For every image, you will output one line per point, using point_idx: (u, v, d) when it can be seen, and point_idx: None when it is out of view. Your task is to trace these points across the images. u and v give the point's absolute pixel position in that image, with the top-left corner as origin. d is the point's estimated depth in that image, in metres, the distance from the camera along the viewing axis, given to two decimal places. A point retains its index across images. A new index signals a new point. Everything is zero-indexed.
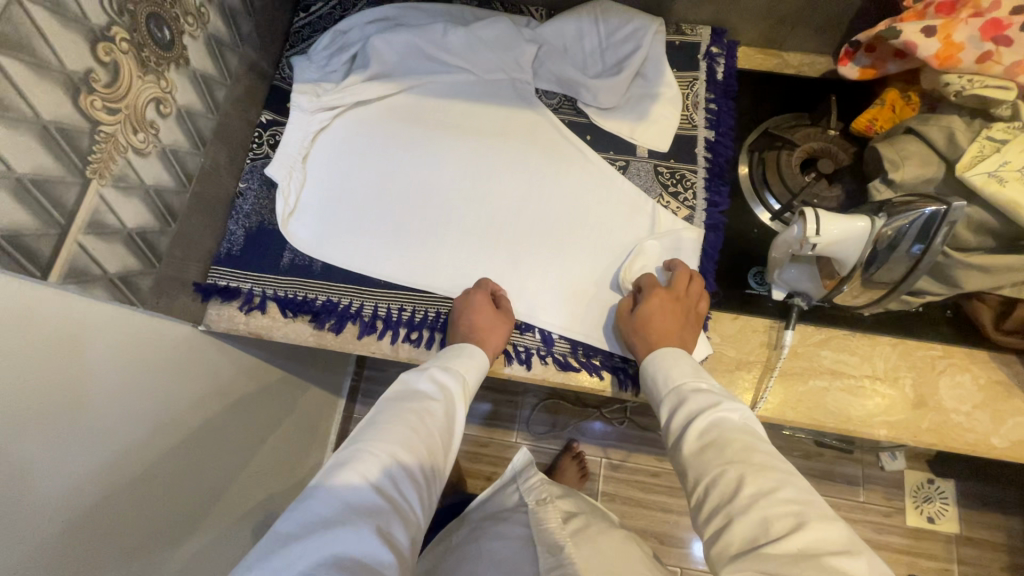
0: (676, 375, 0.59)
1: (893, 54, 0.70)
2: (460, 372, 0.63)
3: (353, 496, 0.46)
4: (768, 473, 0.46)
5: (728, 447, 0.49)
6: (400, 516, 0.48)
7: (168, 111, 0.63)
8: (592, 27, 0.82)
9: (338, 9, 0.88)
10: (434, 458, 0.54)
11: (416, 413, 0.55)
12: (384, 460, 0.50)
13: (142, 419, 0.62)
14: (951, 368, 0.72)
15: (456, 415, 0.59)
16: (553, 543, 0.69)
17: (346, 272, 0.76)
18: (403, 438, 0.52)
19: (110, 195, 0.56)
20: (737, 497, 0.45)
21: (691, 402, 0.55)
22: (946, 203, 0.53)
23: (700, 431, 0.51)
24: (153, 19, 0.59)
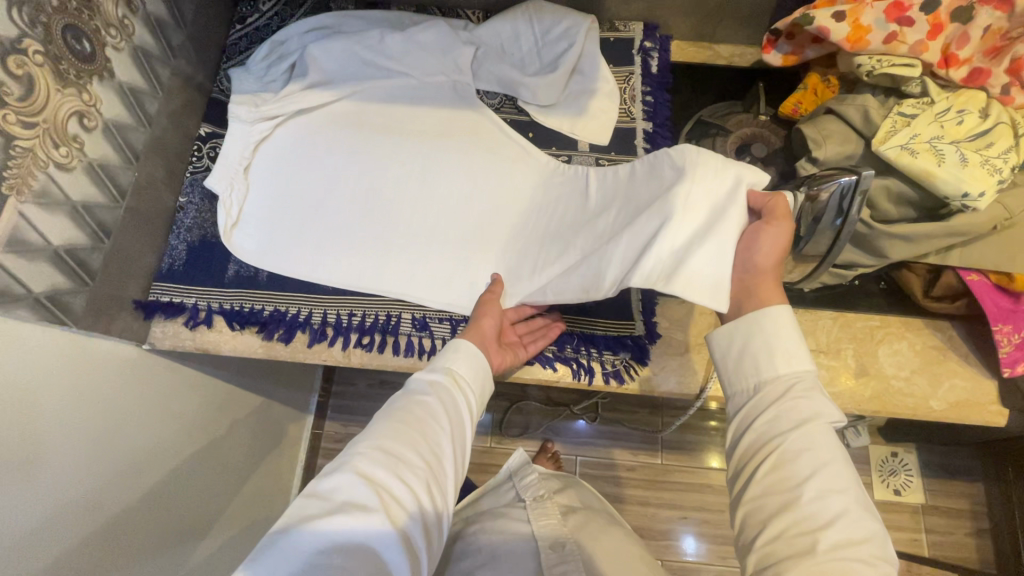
0: (788, 370, 0.52)
1: (811, 40, 0.74)
2: (457, 360, 0.60)
3: (351, 490, 0.45)
4: (863, 523, 0.45)
5: (822, 478, 0.46)
6: (404, 509, 0.47)
7: (94, 125, 0.62)
8: (528, 27, 0.83)
9: (274, 19, 0.88)
10: (439, 447, 0.52)
11: (411, 407, 0.53)
12: (378, 454, 0.48)
13: (86, 445, 0.60)
14: (889, 337, 0.75)
15: (461, 404, 0.56)
16: (557, 539, 0.68)
17: (293, 281, 0.75)
18: (397, 433, 0.51)
19: (32, 213, 0.55)
20: (822, 535, 0.44)
21: (798, 405, 0.50)
22: (857, 173, 0.56)
23: (798, 440, 0.48)
24: (71, 30, 0.57)
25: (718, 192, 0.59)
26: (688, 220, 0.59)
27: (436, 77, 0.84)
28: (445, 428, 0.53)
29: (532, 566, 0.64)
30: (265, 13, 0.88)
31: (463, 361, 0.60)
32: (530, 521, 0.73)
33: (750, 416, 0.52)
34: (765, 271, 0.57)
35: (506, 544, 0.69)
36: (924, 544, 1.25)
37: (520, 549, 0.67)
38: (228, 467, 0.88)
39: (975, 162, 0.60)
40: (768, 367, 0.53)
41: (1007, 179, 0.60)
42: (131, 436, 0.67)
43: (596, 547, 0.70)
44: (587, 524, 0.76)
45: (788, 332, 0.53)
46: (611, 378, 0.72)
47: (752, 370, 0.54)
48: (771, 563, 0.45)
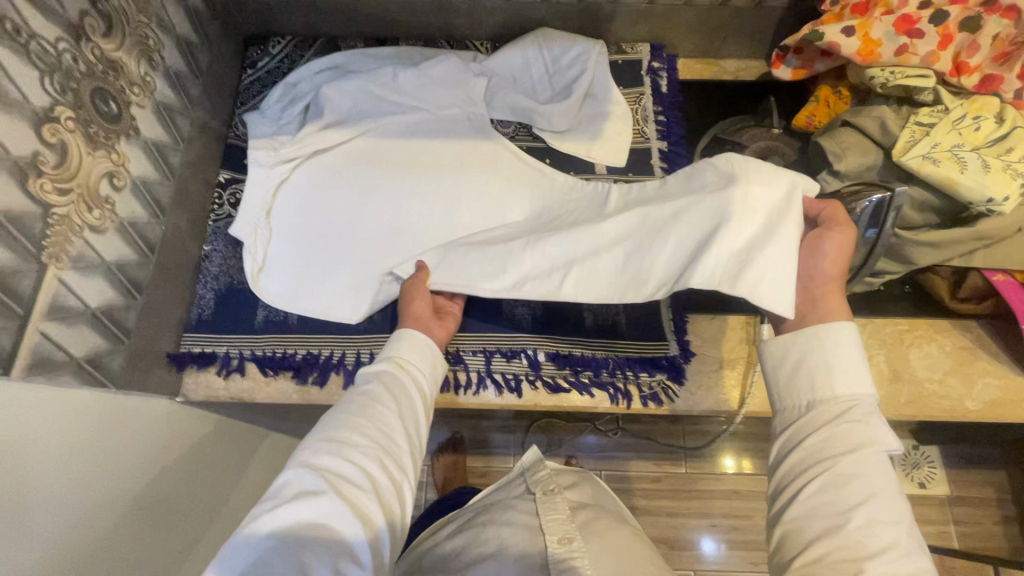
0: (850, 393, 0.50)
1: (820, 53, 0.75)
2: (403, 344, 0.60)
3: (298, 480, 0.46)
4: (912, 557, 0.43)
5: (872, 507, 0.45)
6: (357, 486, 0.47)
7: (123, 184, 0.62)
8: (538, 55, 0.84)
9: (285, 61, 0.88)
10: (388, 424, 0.52)
11: (356, 397, 0.54)
12: (323, 444, 0.49)
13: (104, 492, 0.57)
14: (919, 340, 0.75)
15: (408, 383, 0.57)
16: (564, 531, 0.62)
17: (325, 323, 0.75)
18: (342, 422, 0.51)
19: (70, 278, 0.54)
20: (867, 563, 0.42)
21: (854, 430, 0.48)
22: (889, 190, 0.58)
23: (850, 466, 0.46)
24: (99, 93, 0.57)
25: (773, 198, 0.60)
26: (744, 220, 0.59)
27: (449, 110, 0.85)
28: (394, 406, 0.53)
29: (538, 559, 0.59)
30: (275, 56, 0.88)
31: (408, 346, 0.60)
32: (538, 513, 0.66)
33: (797, 435, 0.51)
34: (833, 278, 0.56)
35: (512, 541, 0.62)
36: (953, 536, 1.26)
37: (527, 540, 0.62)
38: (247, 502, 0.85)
39: (997, 168, 0.61)
40: (828, 386, 0.51)
41: None
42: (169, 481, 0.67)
43: (598, 543, 0.63)
44: (595, 520, 0.68)
45: (855, 354, 0.51)
46: (649, 401, 0.73)
47: (807, 387, 0.52)
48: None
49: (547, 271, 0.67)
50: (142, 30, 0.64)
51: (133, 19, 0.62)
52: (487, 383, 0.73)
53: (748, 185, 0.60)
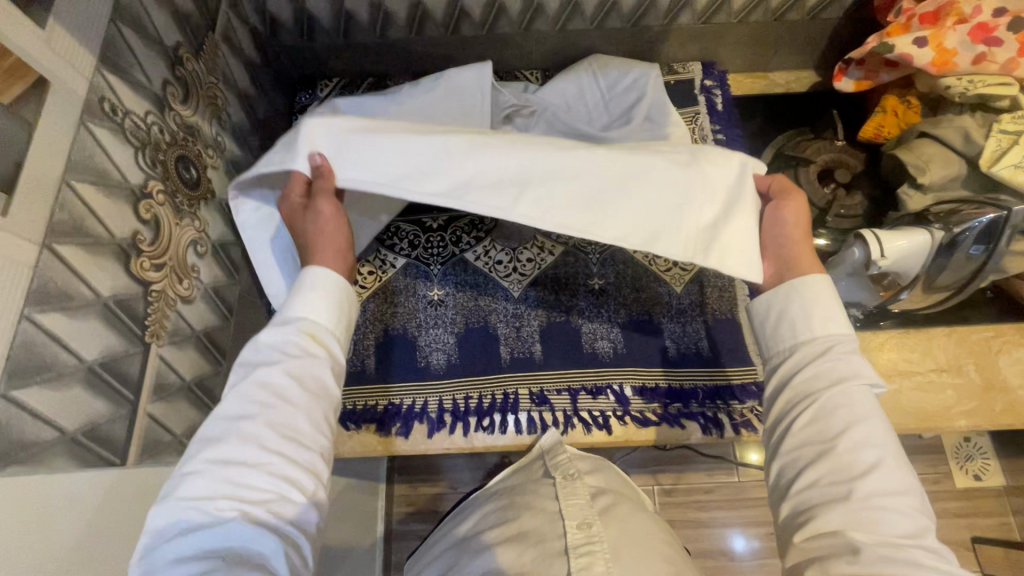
0: (833, 331, 0.48)
1: (885, 64, 0.74)
2: (308, 314, 0.46)
3: (185, 517, 0.37)
4: (899, 469, 0.42)
5: (860, 430, 0.43)
6: (254, 500, 0.38)
7: (205, 250, 0.60)
8: (593, 82, 0.83)
9: (334, 104, 0.86)
10: (291, 426, 0.41)
11: (241, 393, 0.42)
12: (209, 468, 0.39)
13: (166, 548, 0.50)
14: (1007, 347, 0.74)
15: (313, 369, 0.44)
16: (584, 516, 0.55)
17: (405, 372, 0.74)
18: (229, 431, 0.40)
19: (168, 353, 0.53)
20: (856, 481, 0.41)
21: (837, 366, 0.47)
22: (1005, 209, 0.57)
23: (835, 396, 0.45)
24: (182, 160, 0.56)
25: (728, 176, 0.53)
26: (706, 199, 0.52)
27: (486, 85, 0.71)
28: (292, 401, 0.42)
29: (556, 544, 0.52)
30: (324, 100, 0.87)
31: (311, 313, 0.46)
32: (558, 497, 0.59)
33: (786, 376, 0.49)
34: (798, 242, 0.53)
35: (527, 522, 0.56)
36: (1014, 527, 1.26)
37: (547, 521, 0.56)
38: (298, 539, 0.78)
39: None
40: (805, 330, 0.49)
41: None
42: None
43: (621, 531, 0.56)
44: (615, 506, 0.61)
45: (829, 298, 0.49)
46: (743, 429, 0.71)
47: (788, 335, 0.50)
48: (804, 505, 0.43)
49: (495, 187, 0.51)
50: (211, 90, 0.62)
51: (204, 81, 0.61)
52: (574, 422, 0.71)
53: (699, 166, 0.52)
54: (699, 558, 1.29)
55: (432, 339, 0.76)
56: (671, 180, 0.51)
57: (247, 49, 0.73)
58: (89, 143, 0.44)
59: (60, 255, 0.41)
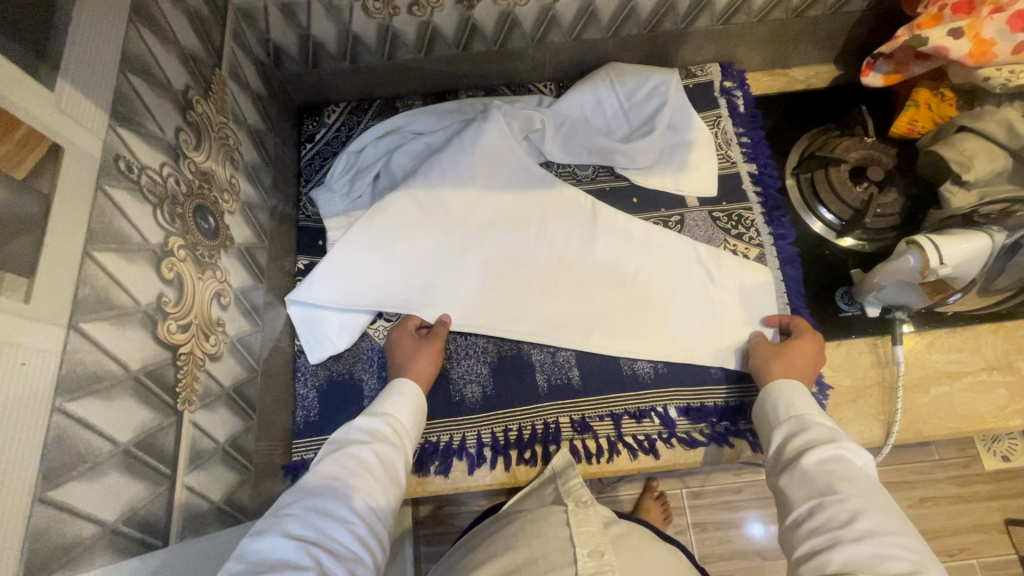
0: (800, 407, 0.58)
1: (915, 56, 0.71)
2: (391, 411, 0.61)
3: (280, 550, 0.43)
4: (886, 519, 0.46)
5: (847, 484, 0.49)
6: (333, 553, 0.45)
7: (228, 301, 0.57)
8: (610, 92, 0.80)
9: (342, 130, 0.84)
10: (372, 497, 0.51)
11: (340, 461, 0.53)
12: (309, 511, 0.47)
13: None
14: None
15: (392, 454, 0.56)
16: (596, 544, 0.55)
17: (439, 407, 0.71)
18: (327, 485, 0.50)
19: (202, 418, 0.50)
20: (849, 530, 0.46)
21: (811, 432, 0.55)
22: None
23: (820, 457, 0.52)
24: (200, 211, 0.53)
25: (735, 280, 0.74)
26: (715, 297, 0.74)
27: (541, 170, 0.80)
28: (376, 479, 0.53)
29: (567, 570, 0.52)
30: (332, 126, 0.84)
31: (390, 411, 0.61)
32: (568, 524, 0.58)
33: (779, 449, 0.57)
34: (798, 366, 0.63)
35: (536, 548, 0.55)
36: None
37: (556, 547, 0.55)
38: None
39: None
40: (778, 417, 0.59)
41: None
42: None
43: (631, 562, 0.56)
44: (626, 534, 0.62)
45: (795, 391, 0.59)
46: None
47: (773, 416, 0.60)
48: (810, 561, 0.46)
49: (565, 323, 0.74)
50: (222, 131, 0.60)
51: (215, 123, 0.58)
52: (619, 448, 0.69)
53: (709, 280, 0.75)
54: (731, 560, 1.28)
55: (465, 371, 0.73)
56: (700, 295, 0.74)
57: (254, 83, 0.70)
58: (108, 208, 0.41)
59: (87, 333, 0.38)
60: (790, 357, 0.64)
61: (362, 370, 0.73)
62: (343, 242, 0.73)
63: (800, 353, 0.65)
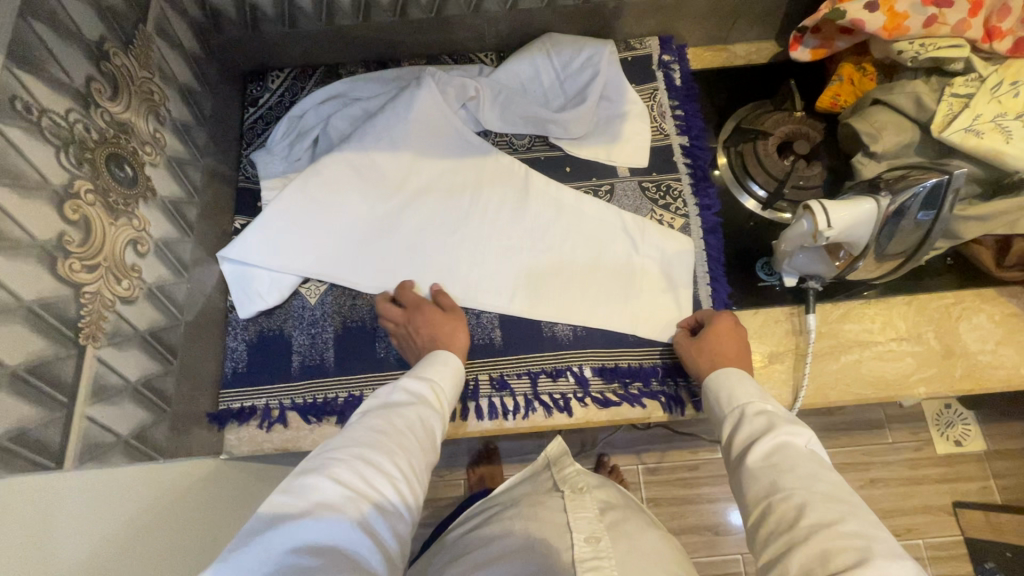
0: (740, 396, 0.58)
1: (839, 31, 0.73)
2: (435, 378, 0.62)
3: (327, 495, 0.45)
4: (835, 506, 0.45)
5: (791, 477, 0.48)
6: (377, 509, 0.46)
7: (146, 249, 0.59)
8: (547, 62, 0.82)
9: (287, 95, 0.85)
10: (414, 457, 0.53)
11: (387, 418, 0.54)
12: (356, 458, 0.48)
13: (169, 556, 0.54)
14: (967, 312, 0.74)
15: (433, 419, 0.58)
16: (593, 530, 0.62)
17: (364, 363, 0.74)
18: (374, 437, 0.51)
19: (108, 355, 0.52)
20: (797, 528, 0.45)
21: (756, 421, 0.55)
22: (947, 172, 0.56)
23: (765, 451, 0.51)
24: (114, 159, 0.55)
25: (659, 249, 0.76)
26: (640, 264, 0.76)
27: (477, 137, 0.82)
28: (419, 442, 0.54)
29: (565, 554, 0.59)
30: (276, 91, 0.85)
31: (433, 377, 0.62)
32: (566, 510, 0.66)
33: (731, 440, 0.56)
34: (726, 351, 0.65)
35: (536, 530, 0.63)
36: (995, 490, 1.28)
37: (553, 533, 0.62)
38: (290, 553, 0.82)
39: None
40: (724, 407, 0.59)
41: None
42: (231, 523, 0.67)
43: (630, 548, 0.62)
44: (625, 520, 0.68)
45: (731, 379, 0.60)
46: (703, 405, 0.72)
47: (723, 407, 0.59)
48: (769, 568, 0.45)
49: (493, 286, 0.76)
50: (146, 86, 0.61)
51: (136, 76, 0.60)
52: (535, 405, 0.72)
53: (635, 248, 0.77)
54: (683, 534, 1.31)
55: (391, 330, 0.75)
56: (624, 264, 0.76)
57: (188, 43, 0.72)
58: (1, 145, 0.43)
59: None
60: (714, 344, 0.66)
61: (293, 326, 0.75)
62: (277, 204, 0.75)
63: (722, 337, 0.66)
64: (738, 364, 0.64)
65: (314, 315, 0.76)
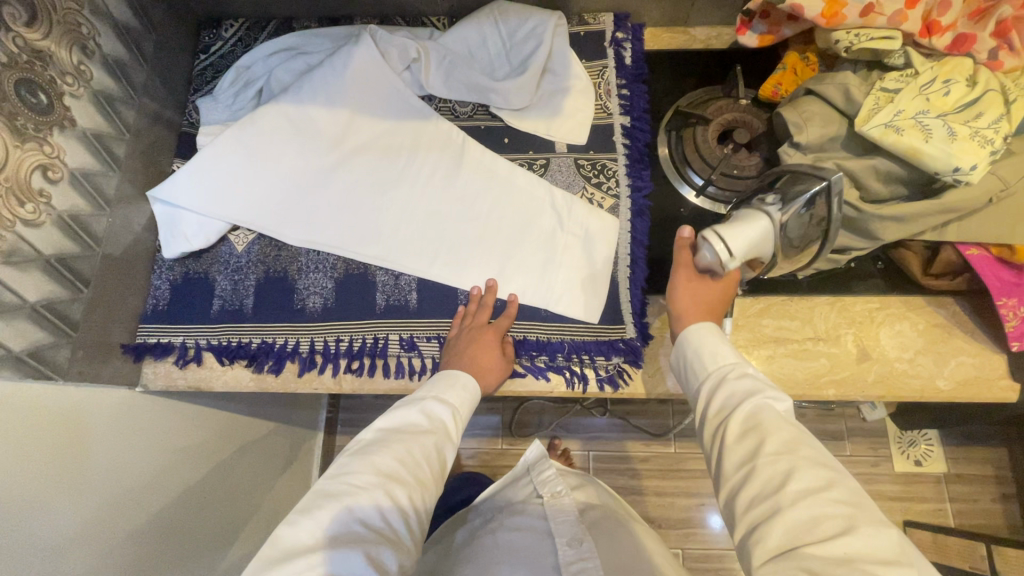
0: (723, 357, 0.54)
1: (787, 17, 0.71)
2: (453, 400, 0.61)
3: (340, 530, 0.47)
4: (818, 471, 0.43)
5: (775, 441, 0.45)
6: (389, 544, 0.47)
7: (59, 176, 0.61)
8: (494, 30, 0.81)
9: (239, 45, 0.86)
10: (426, 492, 0.53)
11: (405, 445, 0.54)
12: (374, 490, 0.49)
13: (74, 471, 0.59)
14: (890, 318, 0.72)
15: (448, 449, 0.57)
16: (574, 534, 0.61)
17: (280, 312, 0.76)
18: (393, 466, 0.52)
19: (3, 273, 0.55)
20: (780, 495, 0.42)
21: (740, 385, 0.51)
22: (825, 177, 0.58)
23: (744, 416, 0.48)
24: (25, 84, 0.57)
25: (583, 226, 0.76)
26: (563, 242, 0.76)
27: (418, 101, 0.82)
28: (431, 472, 0.54)
29: (548, 561, 0.58)
30: (228, 40, 0.86)
31: (455, 400, 0.61)
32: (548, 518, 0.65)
33: (707, 403, 0.52)
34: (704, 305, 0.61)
35: (518, 541, 0.62)
36: (949, 514, 1.24)
37: (537, 543, 0.62)
38: (236, 483, 0.89)
39: (964, 134, 0.57)
40: (701, 369, 0.55)
41: (1000, 149, 0.57)
42: (159, 452, 0.73)
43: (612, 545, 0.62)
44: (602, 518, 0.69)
45: (710, 336, 0.56)
46: (605, 384, 0.72)
47: (705, 363, 0.55)
48: (748, 537, 0.42)
49: (415, 251, 0.76)
50: (71, 18, 0.63)
51: (60, 7, 0.61)
52: None
53: (562, 224, 0.77)
54: None
55: (311, 283, 0.76)
56: (548, 239, 0.76)
57: None
58: None
59: None
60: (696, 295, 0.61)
61: (217, 271, 0.77)
62: (210, 149, 0.75)
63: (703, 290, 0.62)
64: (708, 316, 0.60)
65: (239, 262, 0.77)
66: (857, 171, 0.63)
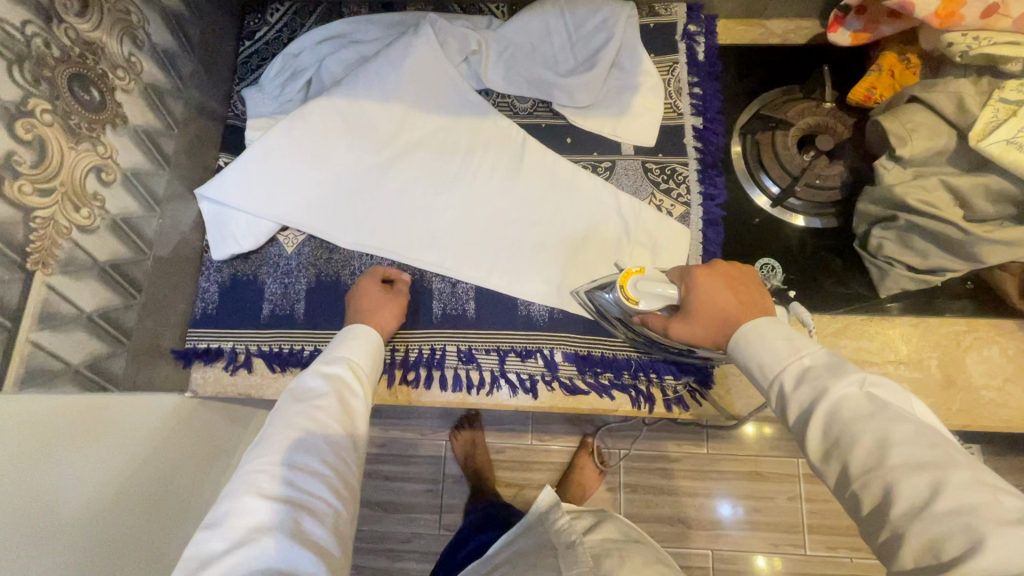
0: (772, 363, 0.46)
1: (887, 14, 0.65)
2: (350, 354, 0.56)
3: (247, 523, 0.42)
4: (914, 470, 0.37)
5: (860, 456, 0.39)
6: (309, 512, 0.44)
7: (112, 177, 0.58)
8: (560, 21, 0.76)
9: (285, 31, 0.81)
10: (344, 450, 0.49)
11: (302, 415, 0.49)
12: (275, 471, 0.46)
13: (119, 479, 0.55)
14: (978, 343, 0.68)
15: (356, 401, 0.53)
16: None
17: (332, 318, 0.73)
18: (293, 440, 0.47)
19: (60, 283, 0.52)
20: (889, 516, 0.37)
21: (806, 389, 0.44)
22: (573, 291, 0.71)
23: (822, 433, 0.42)
24: (77, 80, 0.54)
25: (652, 236, 0.72)
26: (629, 252, 0.72)
27: (477, 96, 0.77)
28: (343, 429, 0.50)
29: None
30: (274, 25, 0.81)
31: (351, 354, 0.56)
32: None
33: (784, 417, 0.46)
34: (720, 304, 0.53)
35: None
36: None
37: None
38: None
39: None
40: (761, 380, 0.48)
41: None
42: (197, 454, 0.69)
43: None
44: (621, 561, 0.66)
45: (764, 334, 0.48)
46: (673, 405, 0.69)
47: (762, 375, 0.47)
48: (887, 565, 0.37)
49: (473, 257, 0.73)
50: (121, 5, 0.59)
51: None
52: (501, 383, 0.70)
53: (628, 232, 0.73)
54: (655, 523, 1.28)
55: None
56: (613, 248, 0.72)
57: None
58: None
59: None
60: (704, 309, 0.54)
61: (267, 273, 0.74)
62: (258, 146, 0.71)
63: (703, 299, 0.54)
64: (736, 307, 0.53)
65: (290, 265, 0.74)
66: (965, 190, 0.58)
